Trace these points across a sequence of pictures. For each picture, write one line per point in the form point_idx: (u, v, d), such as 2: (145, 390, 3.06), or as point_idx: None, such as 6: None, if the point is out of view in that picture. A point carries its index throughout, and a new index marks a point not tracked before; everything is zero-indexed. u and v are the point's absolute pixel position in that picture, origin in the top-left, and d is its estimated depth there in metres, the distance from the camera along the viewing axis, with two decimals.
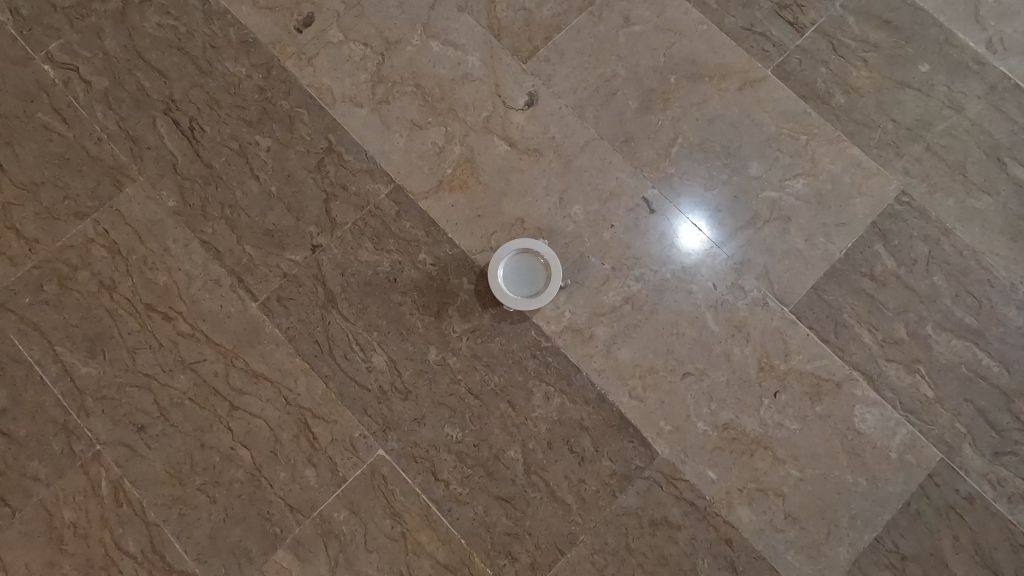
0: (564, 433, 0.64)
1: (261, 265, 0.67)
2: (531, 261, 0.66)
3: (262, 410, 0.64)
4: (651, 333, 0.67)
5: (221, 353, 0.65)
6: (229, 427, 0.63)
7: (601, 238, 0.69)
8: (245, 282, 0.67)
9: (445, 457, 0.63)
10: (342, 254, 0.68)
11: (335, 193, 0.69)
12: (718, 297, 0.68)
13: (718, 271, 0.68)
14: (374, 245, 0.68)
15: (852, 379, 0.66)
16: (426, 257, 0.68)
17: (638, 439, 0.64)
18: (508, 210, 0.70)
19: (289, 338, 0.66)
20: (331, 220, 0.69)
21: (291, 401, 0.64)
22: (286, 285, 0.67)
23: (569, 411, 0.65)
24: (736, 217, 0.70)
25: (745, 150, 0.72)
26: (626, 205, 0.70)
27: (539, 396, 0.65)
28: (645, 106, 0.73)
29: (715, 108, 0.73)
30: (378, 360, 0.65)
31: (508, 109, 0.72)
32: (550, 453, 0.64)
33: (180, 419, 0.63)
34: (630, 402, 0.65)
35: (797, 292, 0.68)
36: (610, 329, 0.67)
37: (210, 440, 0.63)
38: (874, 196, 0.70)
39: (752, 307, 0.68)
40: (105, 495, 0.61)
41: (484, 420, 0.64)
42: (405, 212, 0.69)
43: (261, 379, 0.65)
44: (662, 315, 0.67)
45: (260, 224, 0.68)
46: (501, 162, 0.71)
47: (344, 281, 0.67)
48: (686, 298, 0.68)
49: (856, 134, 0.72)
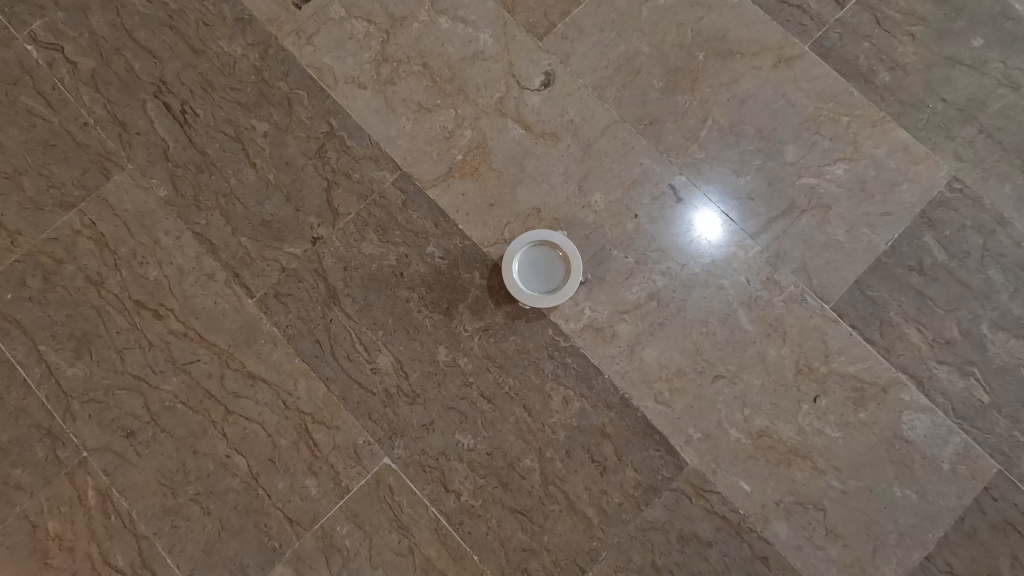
0: (584, 440, 0.59)
1: (258, 259, 0.63)
2: (548, 254, 0.61)
3: (260, 414, 0.60)
4: (678, 333, 0.62)
5: (215, 354, 0.61)
6: (223, 433, 0.59)
7: (623, 229, 0.64)
8: (240, 277, 0.62)
9: (456, 466, 0.59)
10: (345, 247, 0.63)
11: (337, 181, 0.65)
12: (751, 293, 0.62)
13: (751, 265, 0.63)
14: (379, 237, 0.63)
15: (899, 382, 0.60)
16: (434, 249, 0.63)
17: (665, 447, 0.59)
18: (523, 200, 0.65)
19: (288, 338, 0.61)
20: (332, 210, 0.64)
21: (291, 405, 0.60)
22: (284, 280, 0.62)
23: (590, 416, 0.60)
24: (770, 205, 0.64)
25: (780, 132, 0.66)
26: (651, 192, 0.65)
27: (557, 400, 0.60)
28: (671, 86, 0.67)
29: (747, 87, 0.67)
30: (383, 361, 0.61)
31: (523, 90, 0.67)
32: (569, 462, 0.59)
33: (172, 424, 0.59)
34: (656, 408, 0.60)
35: (838, 287, 0.62)
36: (633, 328, 0.62)
37: (204, 447, 0.59)
38: (922, 183, 0.64)
39: (788, 304, 0.62)
40: (92, 505, 0.57)
41: (498, 426, 0.59)
42: (412, 202, 0.64)
43: (258, 381, 0.60)
44: (690, 313, 0.62)
45: (256, 215, 0.64)
46: (515, 147, 0.66)
47: (347, 276, 0.63)
48: (716, 294, 0.62)
49: (902, 115, 0.66)
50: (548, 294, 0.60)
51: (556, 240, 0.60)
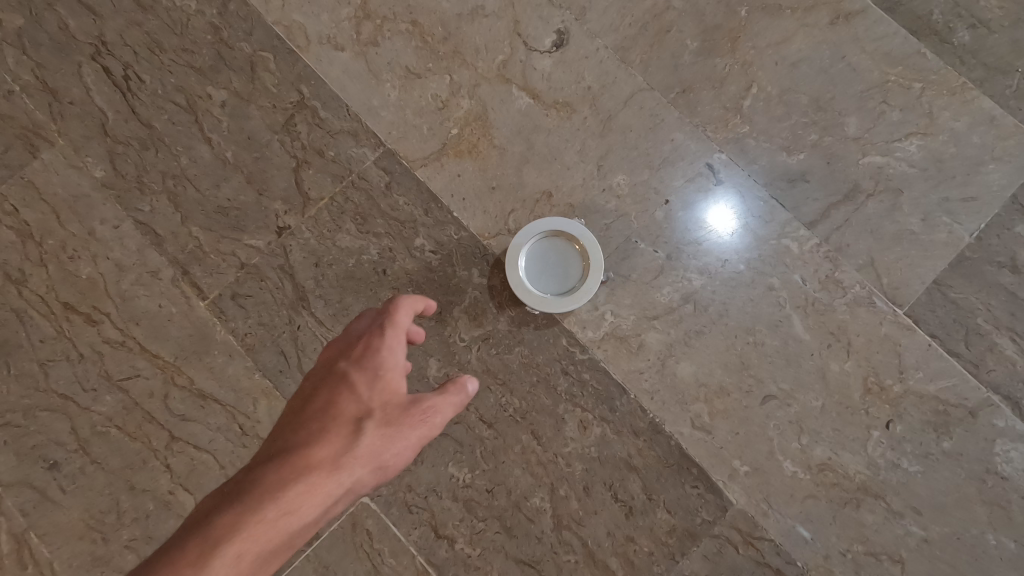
0: (606, 475, 0.49)
1: (212, 253, 0.52)
2: (562, 247, 0.51)
3: (211, 442, 0.49)
4: (719, 343, 0.51)
5: (159, 368, 0.50)
6: (167, 465, 0.49)
7: (652, 218, 0.53)
8: (190, 275, 0.52)
9: (450, 506, 0.48)
10: (316, 239, 0.52)
11: (308, 161, 0.54)
12: (808, 295, 0.51)
13: (808, 261, 0.52)
14: (358, 227, 0.53)
15: (992, 405, 0.49)
16: (424, 242, 0.53)
17: (705, 484, 0.48)
18: (531, 183, 0.54)
19: (246, 349, 0.50)
20: (302, 195, 0.53)
21: (248, 431, 0.49)
22: (243, 279, 0.52)
23: (612, 446, 0.49)
24: (830, 189, 0.53)
25: (841, 102, 0.55)
26: (685, 174, 0.54)
27: (572, 425, 0.49)
28: (709, 46, 0.56)
29: (800, 48, 0.56)
30: None
31: (531, 51, 0.56)
32: (587, 502, 0.48)
33: (105, 454, 0.49)
34: (693, 435, 0.49)
35: (913, 288, 0.51)
36: (665, 337, 0.51)
37: (143, 482, 0.48)
38: (1015, 162, 0.53)
39: (854, 308, 0.51)
40: (8, 552, 0.47)
41: (500, 457, 0.49)
42: (397, 185, 0.53)
43: (208, 401, 0.49)
44: (734, 319, 0.51)
45: (210, 200, 0.53)
46: (521, 120, 0.55)
47: (318, 274, 0.52)
48: (766, 297, 0.51)
49: (986, 82, 0.54)
50: (562, 295, 0.49)
51: (573, 229, 0.50)
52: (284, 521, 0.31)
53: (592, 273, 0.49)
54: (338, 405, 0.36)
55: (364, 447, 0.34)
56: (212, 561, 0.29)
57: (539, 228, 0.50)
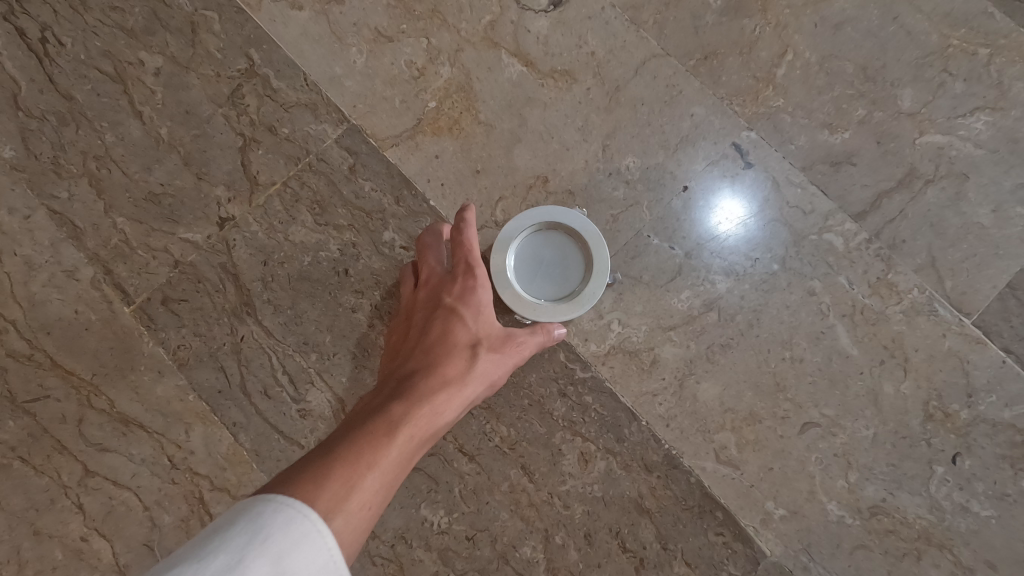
0: (611, 519, 0.40)
1: (140, 249, 0.44)
2: (558, 242, 0.42)
3: (134, 478, 0.41)
4: (749, 359, 0.42)
5: (73, 388, 0.42)
6: (80, 505, 0.40)
7: (668, 208, 0.44)
8: (114, 276, 0.43)
9: (422, 556, 0.40)
10: (265, 232, 0.44)
11: (257, 139, 0.45)
12: (855, 301, 0.43)
13: (855, 260, 0.43)
14: (315, 218, 0.44)
15: None
16: (394, 236, 0.44)
17: (732, 531, 0.40)
18: (523, 166, 0.45)
19: (179, 364, 0.42)
20: (249, 180, 0.45)
21: (180, 464, 0.41)
22: (176, 280, 0.43)
23: (619, 484, 0.41)
24: (881, 174, 0.45)
25: (893, 71, 0.46)
26: (707, 155, 0.45)
27: (571, 459, 0.41)
28: (737, 3, 0.46)
29: (846, 6, 0.46)
30: (317, 399, 0.42)
31: (524, 9, 0.47)
32: (588, 552, 0.40)
33: (5, 491, 0.40)
34: (717, 471, 0.41)
35: (983, 293, 0.43)
36: (683, 352, 0.42)
37: (51, 526, 0.40)
38: None
39: (912, 316, 0.42)
40: None
41: (483, 497, 0.41)
42: (363, 168, 0.45)
43: (132, 428, 0.41)
44: (767, 330, 0.42)
45: (140, 187, 0.44)
46: (512, 92, 0.46)
47: (266, 274, 0.43)
48: (805, 303, 0.43)
49: None
50: (560, 302, 0.41)
51: (572, 221, 0.41)
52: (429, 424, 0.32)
53: (597, 274, 0.40)
54: (454, 326, 0.38)
55: (486, 361, 0.37)
56: (380, 453, 0.29)
57: (530, 218, 0.41)
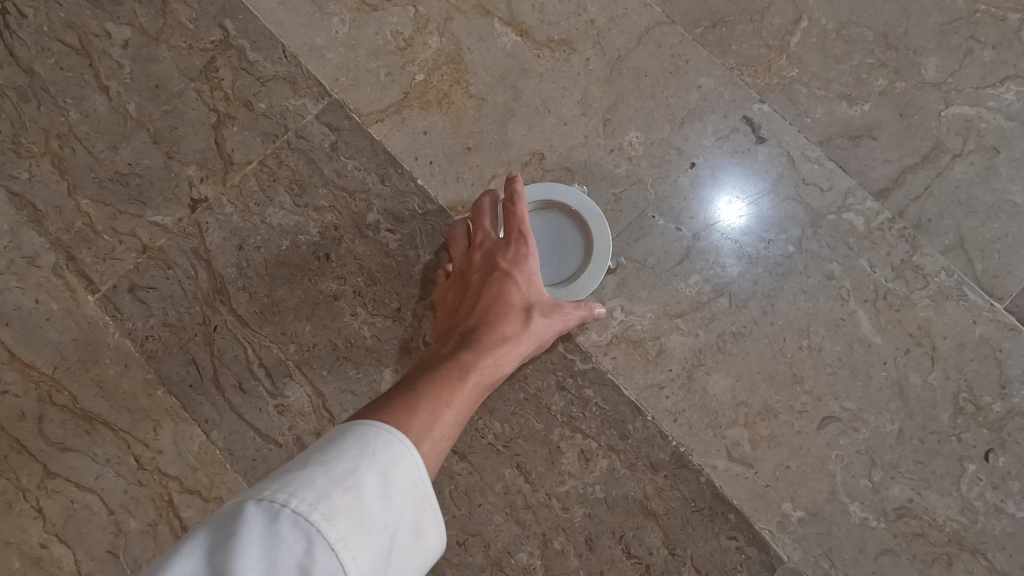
0: (614, 523, 0.37)
1: (106, 233, 0.41)
2: (553, 225, 0.39)
3: (98, 479, 0.38)
4: (763, 349, 0.39)
5: (32, 383, 0.39)
6: (38, 509, 0.37)
7: (674, 187, 0.41)
8: (78, 262, 0.40)
9: None
10: (240, 214, 0.41)
11: (232, 115, 0.42)
12: (878, 286, 0.39)
13: (876, 241, 0.40)
14: (294, 199, 0.41)
15: None
16: (379, 218, 0.41)
17: (746, 535, 0.37)
18: (517, 142, 0.42)
19: (147, 356, 0.39)
20: (223, 159, 0.42)
21: (148, 465, 0.38)
22: (144, 266, 0.40)
23: (623, 484, 0.37)
24: (904, 149, 0.41)
25: (916, 38, 0.43)
26: (717, 130, 0.42)
27: (570, 457, 0.38)
28: None
29: None
30: (296, 394, 0.39)
31: None
32: (590, 559, 0.37)
33: None
34: (730, 470, 0.37)
35: (1017, 276, 0.39)
36: (691, 341, 0.39)
37: (7, 532, 0.37)
38: None
39: (939, 301, 0.39)
40: None
41: (475, 499, 0.38)
42: (345, 146, 0.42)
43: (96, 425, 0.38)
44: (782, 317, 0.39)
45: (106, 166, 0.41)
46: (505, 63, 0.43)
47: (242, 259, 0.40)
48: (823, 288, 0.39)
49: None
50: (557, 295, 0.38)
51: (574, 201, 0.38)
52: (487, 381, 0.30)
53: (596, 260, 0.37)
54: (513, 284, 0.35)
55: (544, 323, 0.34)
56: (451, 397, 0.28)
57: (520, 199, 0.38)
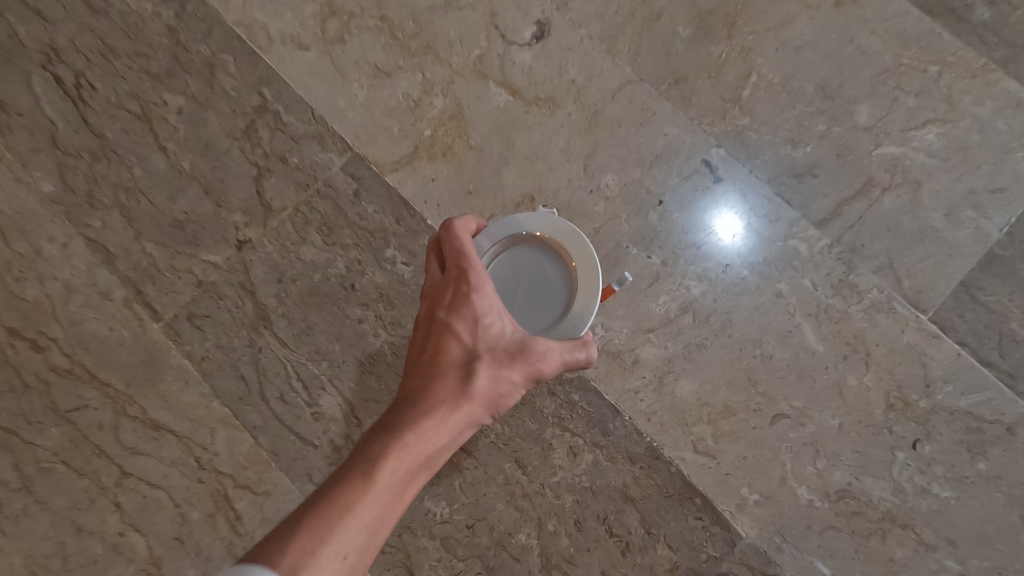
0: (599, 508, 0.44)
1: (166, 271, 0.48)
2: (535, 252, 0.40)
3: (165, 478, 0.45)
4: (723, 358, 0.46)
5: (109, 398, 0.46)
6: (116, 503, 0.44)
7: (645, 221, 0.48)
8: (144, 296, 0.48)
9: (426, 544, 0.44)
10: (279, 252, 0.48)
11: (270, 169, 0.50)
12: (819, 302, 0.46)
13: (818, 263, 0.47)
14: (324, 239, 0.49)
15: None
16: (396, 253, 0.48)
17: (710, 516, 0.43)
18: (511, 186, 0.50)
19: (203, 374, 0.46)
20: (264, 206, 0.49)
21: (207, 465, 0.45)
22: (200, 298, 0.48)
23: (606, 474, 0.44)
24: (840, 184, 0.48)
25: (850, 88, 0.50)
26: (681, 171, 0.49)
27: (561, 452, 0.45)
28: (703, 32, 0.51)
29: (804, 30, 0.51)
30: (328, 403, 0.46)
31: (508, 44, 0.51)
32: (579, 538, 0.44)
33: (49, 492, 0.45)
34: (696, 460, 0.44)
35: (938, 290, 0.46)
36: (662, 352, 0.46)
37: (90, 523, 0.44)
38: None
39: (872, 314, 0.46)
40: None
41: (481, 489, 0.44)
42: (366, 192, 0.49)
43: (162, 433, 0.45)
44: (738, 330, 0.46)
45: (166, 214, 0.49)
46: (500, 118, 0.50)
47: (281, 290, 0.48)
48: (773, 304, 0.46)
49: None
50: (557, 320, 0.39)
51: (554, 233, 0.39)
52: (430, 450, 0.33)
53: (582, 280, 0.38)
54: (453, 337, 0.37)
55: (484, 377, 0.36)
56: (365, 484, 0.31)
57: (494, 239, 0.39)
